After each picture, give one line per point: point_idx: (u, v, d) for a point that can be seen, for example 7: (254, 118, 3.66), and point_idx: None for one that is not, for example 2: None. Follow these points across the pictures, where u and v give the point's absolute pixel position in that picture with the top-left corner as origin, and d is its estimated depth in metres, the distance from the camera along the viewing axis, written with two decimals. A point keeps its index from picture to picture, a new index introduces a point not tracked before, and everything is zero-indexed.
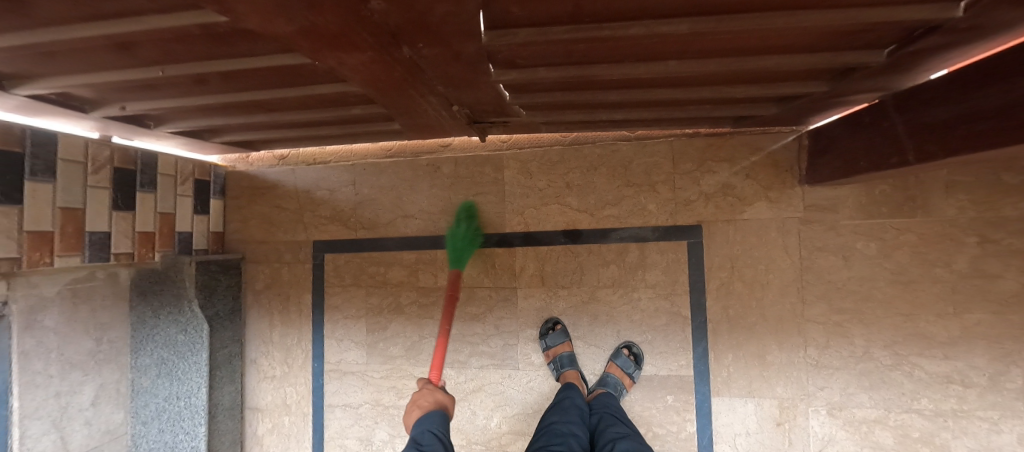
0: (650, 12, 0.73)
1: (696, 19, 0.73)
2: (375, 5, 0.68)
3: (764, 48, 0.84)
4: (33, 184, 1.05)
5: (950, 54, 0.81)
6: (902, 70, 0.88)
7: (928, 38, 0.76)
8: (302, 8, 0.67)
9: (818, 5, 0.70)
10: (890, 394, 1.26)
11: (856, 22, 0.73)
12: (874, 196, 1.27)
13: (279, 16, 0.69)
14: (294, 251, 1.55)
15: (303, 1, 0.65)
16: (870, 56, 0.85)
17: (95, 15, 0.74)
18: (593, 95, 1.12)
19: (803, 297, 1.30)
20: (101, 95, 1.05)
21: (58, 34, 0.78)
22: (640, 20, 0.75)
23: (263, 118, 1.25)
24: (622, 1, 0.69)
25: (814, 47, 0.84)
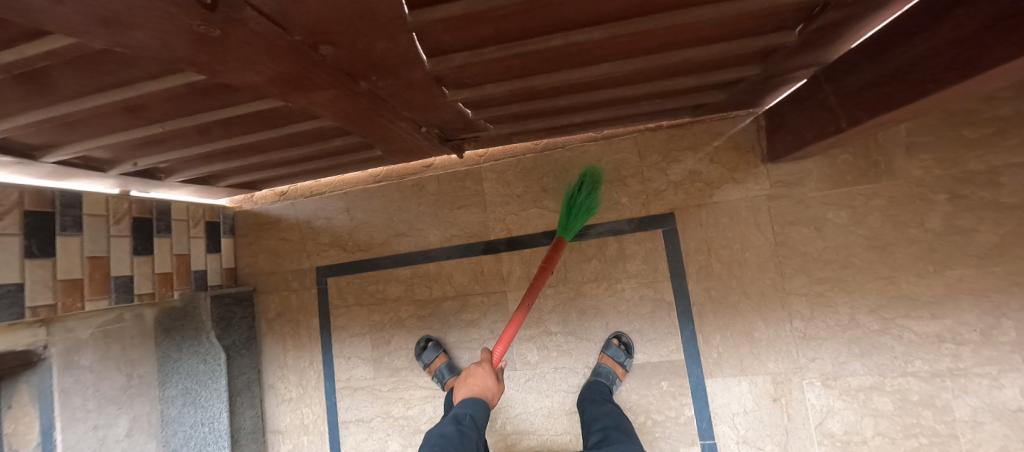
0: (565, 25, 0.82)
1: (606, 26, 0.82)
2: (326, 50, 0.79)
3: (682, 42, 0.91)
4: (64, 238, 1.19)
5: (857, 25, 0.86)
6: (823, 44, 0.94)
7: (827, 14, 0.82)
8: (264, 60, 0.79)
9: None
10: (883, 359, 1.26)
11: (752, 10, 0.80)
12: (837, 166, 1.31)
13: (247, 69, 0.81)
14: (300, 279, 1.66)
15: (261, 54, 0.76)
16: (785, 36, 0.91)
17: (98, 88, 0.87)
18: (548, 103, 1.21)
19: (783, 271, 1.32)
20: (116, 155, 1.20)
21: (70, 107, 0.92)
22: (558, 32, 0.83)
23: (259, 159, 1.39)
24: (535, 19, 0.79)
25: (729, 36, 0.91)
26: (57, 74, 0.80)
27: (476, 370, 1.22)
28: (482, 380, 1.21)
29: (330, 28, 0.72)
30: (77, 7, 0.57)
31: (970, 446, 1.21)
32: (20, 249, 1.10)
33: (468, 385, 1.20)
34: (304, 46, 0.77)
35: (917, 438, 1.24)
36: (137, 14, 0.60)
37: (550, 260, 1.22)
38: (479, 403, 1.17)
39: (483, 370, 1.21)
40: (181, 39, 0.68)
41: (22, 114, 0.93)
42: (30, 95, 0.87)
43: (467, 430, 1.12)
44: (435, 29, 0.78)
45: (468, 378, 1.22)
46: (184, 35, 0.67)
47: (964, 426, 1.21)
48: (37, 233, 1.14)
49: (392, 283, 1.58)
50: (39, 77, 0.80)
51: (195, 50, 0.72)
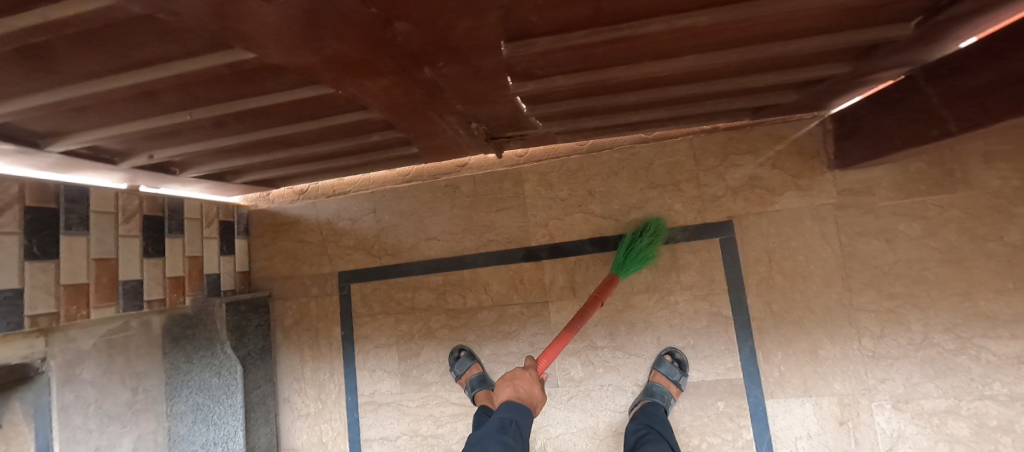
0: (669, 8, 0.73)
1: (717, 10, 0.73)
2: (399, 28, 0.68)
3: (783, 32, 0.84)
4: (69, 238, 1.06)
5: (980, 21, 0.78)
6: (931, 41, 0.87)
7: (959, 5, 0.74)
8: (326, 38, 0.68)
9: None
10: (958, 381, 1.18)
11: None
12: (910, 174, 1.23)
13: (303, 48, 0.70)
14: (320, 284, 1.54)
15: (326, 31, 0.66)
16: (897, 29, 0.83)
17: (124, 67, 0.76)
18: (611, 99, 1.12)
19: (850, 285, 1.24)
20: (129, 145, 1.08)
21: (86, 88, 0.79)
22: (659, 16, 0.74)
23: (285, 155, 1.27)
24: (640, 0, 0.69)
25: (835, 27, 0.84)
26: (79, 49, 0.68)
27: (522, 373, 1.06)
28: (528, 384, 1.04)
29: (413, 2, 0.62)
30: None
31: None
32: (19, 249, 0.97)
33: (512, 387, 1.05)
34: (377, 22, 0.66)
35: None
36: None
37: (602, 291, 1.17)
38: (523, 410, 1.01)
39: (529, 374, 1.06)
40: (242, 6, 0.57)
41: (29, 96, 0.80)
42: (43, 74, 0.75)
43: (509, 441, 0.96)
44: (526, 7, 0.68)
45: (513, 380, 1.07)
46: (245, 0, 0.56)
47: None
48: (38, 232, 1.00)
49: (422, 290, 1.46)
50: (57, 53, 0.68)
51: (253, 21, 0.61)
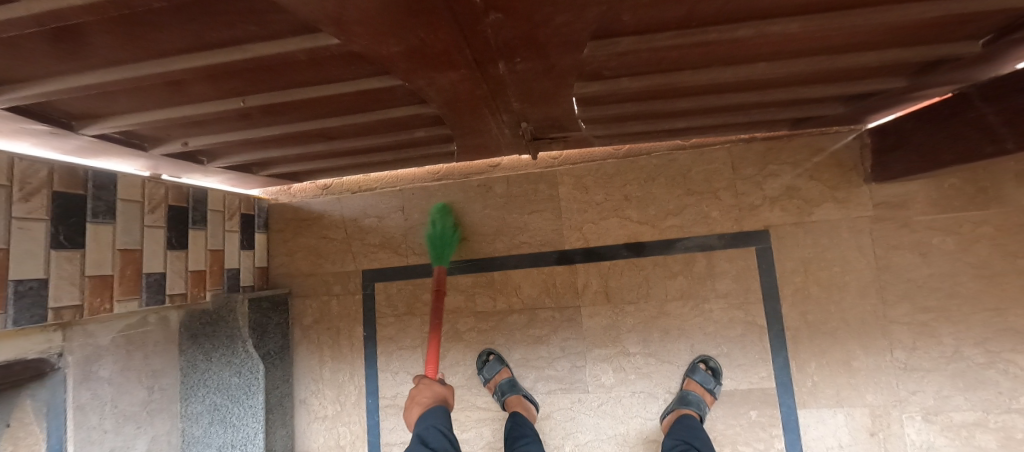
0: (758, 14, 0.74)
1: (806, 18, 0.75)
2: (492, 20, 0.67)
3: (854, 44, 0.86)
4: (95, 227, 1.01)
5: None
6: (990, 61, 0.90)
7: None
8: (417, 28, 0.66)
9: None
10: (987, 394, 1.20)
11: (957, 14, 0.74)
12: (944, 189, 1.25)
13: (389, 37, 0.68)
14: (343, 282, 1.49)
15: (423, 20, 0.64)
16: (967, 47, 0.86)
17: (193, 47, 0.72)
18: (664, 105, 1.11)
19: (884, 298, 1.26)
20: (164, 132, 1.02)
21: (143, 69, 0.75)
22: (747, 21, 0.76)
23: (321, 147, 1.23)
24: (736, 4, 0.70)
25: (904, 41, 0.86)
26: (152, 25, 0.64)
27: (416, 390, 1.06)
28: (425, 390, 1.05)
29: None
30: None
31: None
32: (46, 237, 0.91)
33: (417, 404, 1.04)
34: (474, 12, 0.64)
35: None
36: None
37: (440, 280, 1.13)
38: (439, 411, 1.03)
39: (422, 383, 1.05)
40: None
41: (79, 75, 0.75)
42: (104, 51, 0.70)
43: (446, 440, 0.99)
44: (630, 4, 0.68)
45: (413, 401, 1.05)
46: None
47: None
48: (66, 220, 0.95)
49: (451, 292, 1.43)
50: (129, 28, 0.64)
51: (354, 6, 0.59)
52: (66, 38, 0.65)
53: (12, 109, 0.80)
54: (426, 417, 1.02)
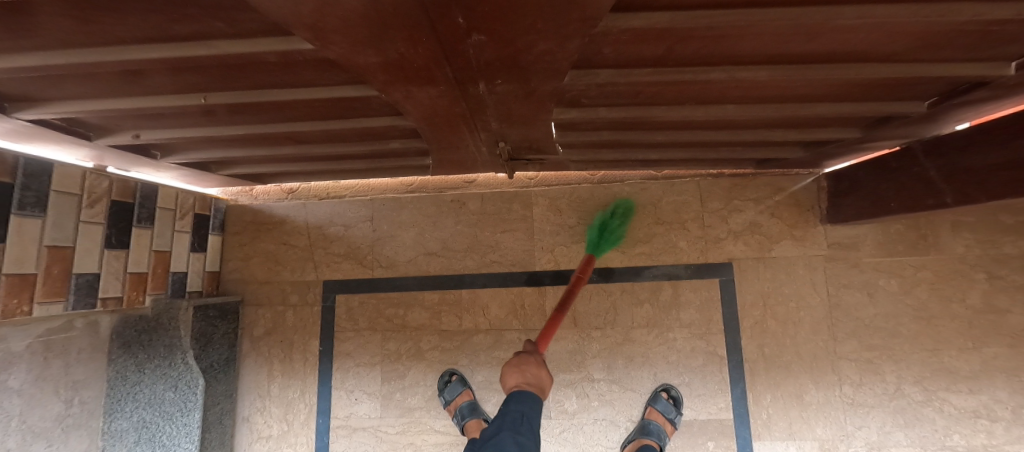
0: (730, 60, 0.78)
1: (774, 67, 0.79)
2: (474, 41, 0.67)
3: (814, 96, 0.92)
4: (20, 220, 0.91)
5: (975, 106, 0.90)
6: (932, 120, 0.98)
7: (972, 92, 0.85)
8: (397, 41, 0.64)
9: (882, 59, 0.77)
10: (924, 431, 1.27)
11: (906, 76, 0.80)
12: (890, 234, 1.34)
13: (367, 47, 0.66)
14: (301, 292, 1.41)
15: (404, 34, 0.62)
16: (913, 106, 0.93)
17: (151, 38, 0.66)
18: (638, 136, 1.14)
19: (835, 334, 1.32)
20: (112, 122, 0.94)
21: (92, 55, 0.68)
22: (719, 66, 0.80)
23: (289, 151, 1.17)
24: (710, 47, 0.74)
25: (858, 97, 0.92)
26: (103, 10, 0.59)
27: (526, 358, 0.90)
28: (537, 369, 0.90)
29: (508, 14, 0.60)
30: None
31: None
32: None
33: (521, 375, 0.89)
34: (457, 31, 0.64)
35: None
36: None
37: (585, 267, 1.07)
38: (531, 398, 0.88)
39: (534, 358, 0.91)
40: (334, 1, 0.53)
41: (15, 55, 0.68)
42: (44, 33, 0.63)
43: (526, 441, 0.86)
44: (613, 37, 0.70)
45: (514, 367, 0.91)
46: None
47: None
48: None
49: (416, 308, 1.38)
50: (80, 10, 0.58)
51: (332, 15, 0.57)
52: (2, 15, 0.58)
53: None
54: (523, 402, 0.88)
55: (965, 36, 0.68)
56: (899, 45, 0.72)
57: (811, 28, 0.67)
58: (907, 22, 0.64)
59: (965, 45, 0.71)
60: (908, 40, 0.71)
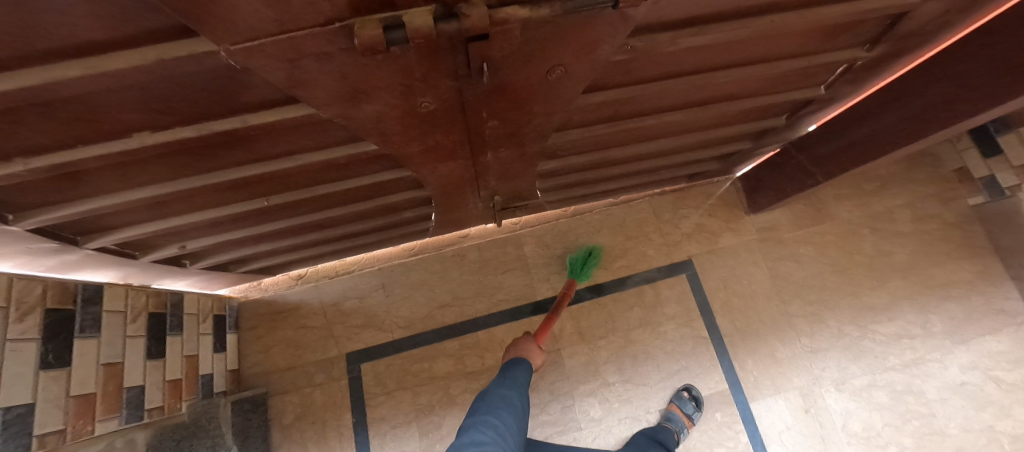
0: (657, 109, 1.12)
1: (685, 110, 1.14)
2: (490, 126, 0.94)
3: (716, 125, 1.28)
4: (82, 341, 0.99)
5: (816, 114, 1.31)
6: (795, 127, 1.37)
7: (810, 106, 1.25)
8: (437, 133, 0.91)
9: (752, 95, 1.15)
10: (870, 359, 1.59)
11: (770, 101, 1.18)
12: (797, 213, 1.73)
13: (416, 140, 0.92)
14: (325, 370, 1.49)
15: (443, 128, 0.90)
16: (778, 120, 1.33)
17: (251, 159, 0.87)
18: (599, 174, 1.44)
19: (783, 298, 1.64)
20: (164, 237, 1.05)
21: (193, 181, 0.87)
22: (651, 114, 1.13)
23: (312, 237, 1.31)
24: (643, 104, 1.07)
25: (745, 120, 1.29)
26: (225, 148, 0.81)
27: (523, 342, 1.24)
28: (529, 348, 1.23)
29: (517, 105, 0.87)
30: (355, 82, 0.68)
31: (946, 420, 1.53)
32: (36, 358, 0.88)
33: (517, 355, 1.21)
34: (480, 121, 0.91)
35: (911, 422, 1.53)
36: (386, 88, 0.71)
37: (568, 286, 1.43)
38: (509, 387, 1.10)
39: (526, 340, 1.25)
40: (400, 115, 0.81)
41: (126, 191, 0.84)
42: (164, 168, 0.82)
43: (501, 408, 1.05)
44: (582, 108, 1.00)
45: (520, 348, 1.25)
46: (404, 108, 0.79)
47: (937, 403, 1.54)
48: (55, 338, 0.93)
49: (439, 358, 1.50)
50: (204, 145, 0.78)
51: (399, 123, 0.83)
52: (139, 159, 0.77)
53: (32, 231, 0.82)
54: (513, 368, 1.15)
55: (789, 77, 1.09)
56: (754, 87, 1.10)
57: (699, 84, 1.02)
58: (752, 74, 1.02)
59: (791, 80, 1.11)
60: (758, 83, 1.09)
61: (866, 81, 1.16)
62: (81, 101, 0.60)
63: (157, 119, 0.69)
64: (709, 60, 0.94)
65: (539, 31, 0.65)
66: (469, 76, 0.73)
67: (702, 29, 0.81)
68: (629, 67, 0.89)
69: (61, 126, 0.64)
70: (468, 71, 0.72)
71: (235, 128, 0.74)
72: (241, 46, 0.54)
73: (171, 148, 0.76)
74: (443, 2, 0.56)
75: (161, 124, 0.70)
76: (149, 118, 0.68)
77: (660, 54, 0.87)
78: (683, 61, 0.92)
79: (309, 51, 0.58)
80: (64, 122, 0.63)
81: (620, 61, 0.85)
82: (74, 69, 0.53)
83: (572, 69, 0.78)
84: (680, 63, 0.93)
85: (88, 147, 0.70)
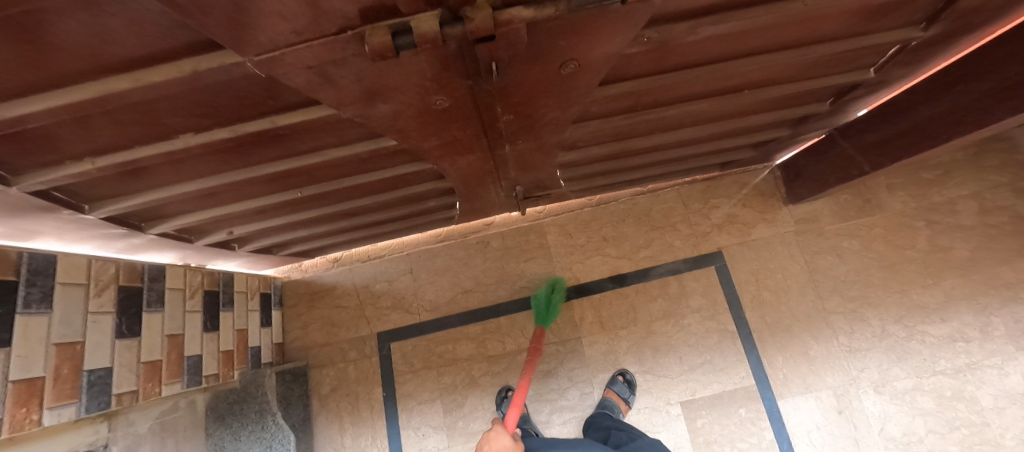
0: (681, 99, 0.98)
1: (716, 98, 1.00)
2: (505, 119, 0.88)
3: (750, 111, 1.14)
4: (148, 315, 1.14)
5: (866, 98, 1.16)
6: (839, 113, 1.22)
7: (855, 91, 1.09)
8: (453, 128, 0.87)
9: (795, 79, 0.98)
10: (915, 362, 1.49)
11: (812, 88, 1.02)
12: (841, 203, 1.62)
13: (433, 135, 0.89)
14: (358, 348, 1.61)
15: (457, 122, 0.85)
16: (817, 106, 1.17)
17: (279, 156, 0.95)
18: (624, 162, 1.39)
19: (820, 294, 1.56)
20: (215, 224, 1.17)
21: (237, 175, 0.96)
22: (675, 104, 1.00)
23: (344, 224, 1.40)
24: (665, 96, 0.95)
25: (781, 106, 1.15)
26: (260, 145, 0.88)
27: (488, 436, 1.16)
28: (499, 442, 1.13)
29: (530, 100, 0.81)
30: (365, 82, 0.66)
31: (1001, 431, 1.41)
32: (112, 328, 1.04)
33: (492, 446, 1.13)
34: (495, 115, 0.85)
35: (960, 430, 1.43)
36: (398, 89, 0.69)
37: (537, 340, 1.38)
38: None
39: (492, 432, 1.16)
40: (415, 111, 0.78)
41: (181, 184, 0.94)
42: (206, 164, 0.90)
43: None
44: (599, 100, 0.89)
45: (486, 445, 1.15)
46: (417, 106, 0.76)
47: (992, 413, 1.43)
48: (126, 312, 1.09)
49: (462, 342, 1.58)
50: (237, 143, 0.85)
51: (416, 119, 0.81)
52: (187, 157, 0.86)
53: (103, 218, 0.95)
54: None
55: (831, 61, 0.92)
56: (794, 72, 0.94)
57: (728, 73, 0.87)
58: (792, 61, 0.87)
59: (829, 65, 0.94)
60: (801, 68, 0.93)
61: (924, 62, 0.98)
62: (126, 111, 0.69)
63: (194, 124, 0.76)
64: (739, 48, 0.80)
65: (547, 28, 0.59)
66: (480, 74, 0.68)
67: (726, 15, 0.67)
68: (646, 58, 0.76)
69: (116, 130, 0.73)
70: (477, 70, 0.67)
71: (262, 129, 0.81)
72: (263, 57, 0.56)
73: (213, 147, 0.84)
74: (447, 5, 0.54)
75: (197, 128, 0.78)
76: (188, 124, 0.76)
77: (678, 45, 0.74)
78: (709, 50, 0.78)
79: (327, 58, 0.58)
80: (118, 127, 0.72)
81: (635, 54, 0.74)
82: (111, 85, 0.60)
83: (585, 64, 0.70)
84: (704, 52, 0.78)
85: (144, 148, 0.79)
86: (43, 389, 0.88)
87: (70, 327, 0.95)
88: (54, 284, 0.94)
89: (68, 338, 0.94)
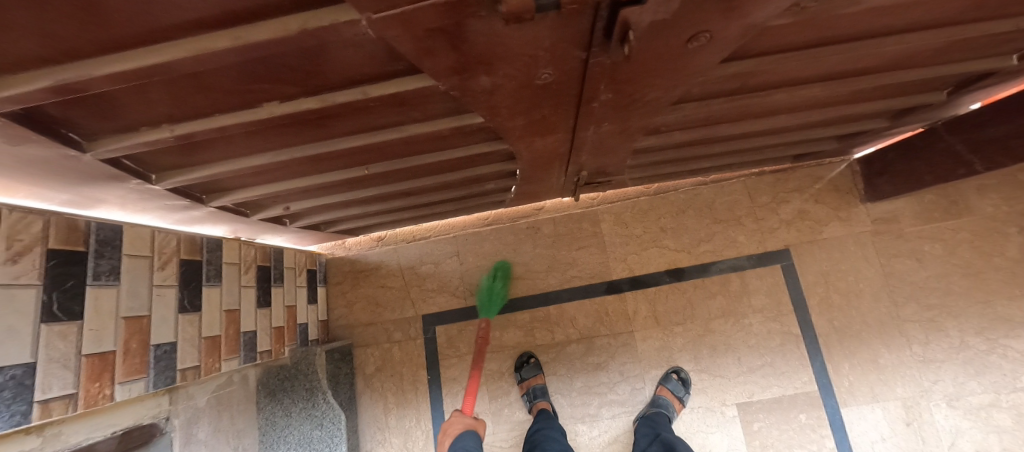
0: (791, 82, 0.88)
1: (830, 82, 0.89)
2: (603, 99, 0.78)
3: (858, 98, 1.03)
4: (208, 289, 1.10)
5: (992, 88, 1.03)
6: (954, 105, 1.10)
7: (986, 80, 0.96)
8: (546, 106, 0.77)
9: (924, 64, 0.87)
10: (995, 377, 1.38)
11: (943, 74, 0.91)
12: (925, 203, 1.49)
13: (523, 114, 0.79)
14: (403, 329, 1.58)
15: (554, 101, 0.75)
16: (933, 96, 1.05)
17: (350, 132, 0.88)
18: (698, 150, 1.29)
19: (895, 300, 1.45)
20: (272, 199, 1.12)
21: (304, 149, 0.86)
22: (782, 88, 0.90)
23: (398, 203, 1.34)
24: (776, 78, 0.84)
25: (894, 94, 1.03)
26: (340, 120, 0.78)
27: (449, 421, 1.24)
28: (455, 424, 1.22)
29: (640, 78, 0.71)
30: (479, 51, 0.56)
31: None
32: (175, 302, 0.99)
33: (449, 435, 1.21)
34: (594, 95, 0.76)
35: None
36: (511, 59, 0.59)
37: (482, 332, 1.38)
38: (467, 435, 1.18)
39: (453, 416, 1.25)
40: (516, 87, 0.68)
41: (249, 157, 0.86)
42: (276, 140, 0.82)
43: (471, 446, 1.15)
44: (706, 81, 0.79)
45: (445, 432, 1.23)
46: (521, 80, 0.66)
47: None
48: (188, 285, 1.04)
49: (509, 329, 1.53)
50: (312, 118, 0.75)
51: (514, 96, 0.71)
52: (261, 129, 0.76)
53: (169, 189, 0.88)
54: (456, 440, 1.17)
55: (977, 43, 0.81)
56: (929, 54, 0.83)
57: (858, 53, 0.76)
58: (936, 41, 0.75)
59: (973, 48, 0.82)
60: (937, 50, 0.81)
61: None
62: (201, 77, 0.58)
63: None
64: (883, 26, 0.69)
65: None
66: (607, 46, 0.59)
67: None
68: (779, 33, 0.66)
69: (189, 98, 0.63)
70: (604, 40, 0.58)
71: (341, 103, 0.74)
72: (386, 15, 0.46)
73: (290, 119, 0.73)
74: None
75: None
76: None
77: (823, 20, 0.63)
78: (852, 27, 0.67)
79: (451, 20, 0.48)
80: (193, 94, 0.62)
81: (773, 28, 0.64)
82: (181, 50, 0.48)
83: (722, 35, 0.60)
84: (843, 29, 0.68)
85: (221, 117, 0.68)
86: (114, 363, 0.83)
87: (136, 299, 0.89)
88: (121, 256, 0.88)
89: (135, 312, 0.89)
